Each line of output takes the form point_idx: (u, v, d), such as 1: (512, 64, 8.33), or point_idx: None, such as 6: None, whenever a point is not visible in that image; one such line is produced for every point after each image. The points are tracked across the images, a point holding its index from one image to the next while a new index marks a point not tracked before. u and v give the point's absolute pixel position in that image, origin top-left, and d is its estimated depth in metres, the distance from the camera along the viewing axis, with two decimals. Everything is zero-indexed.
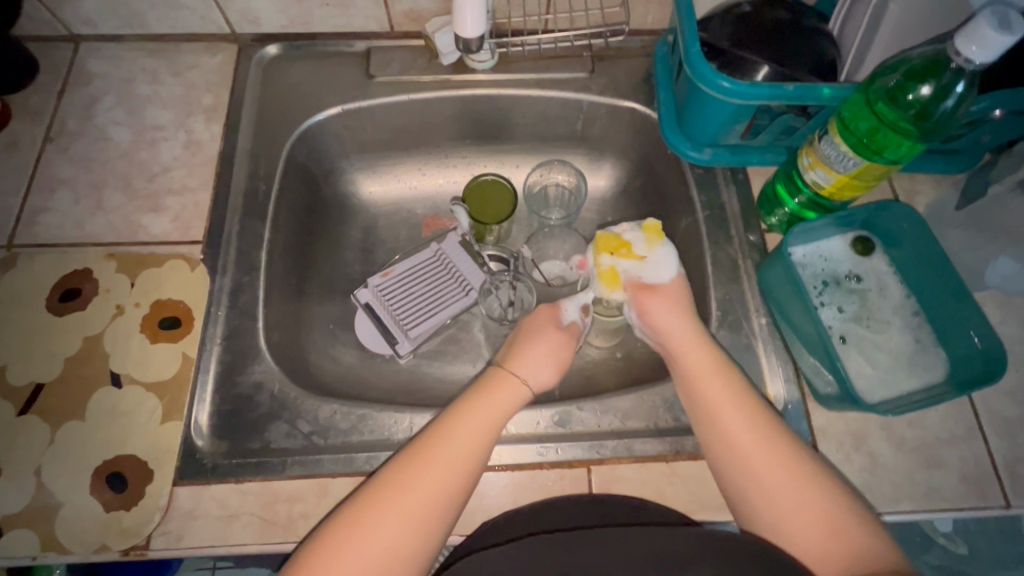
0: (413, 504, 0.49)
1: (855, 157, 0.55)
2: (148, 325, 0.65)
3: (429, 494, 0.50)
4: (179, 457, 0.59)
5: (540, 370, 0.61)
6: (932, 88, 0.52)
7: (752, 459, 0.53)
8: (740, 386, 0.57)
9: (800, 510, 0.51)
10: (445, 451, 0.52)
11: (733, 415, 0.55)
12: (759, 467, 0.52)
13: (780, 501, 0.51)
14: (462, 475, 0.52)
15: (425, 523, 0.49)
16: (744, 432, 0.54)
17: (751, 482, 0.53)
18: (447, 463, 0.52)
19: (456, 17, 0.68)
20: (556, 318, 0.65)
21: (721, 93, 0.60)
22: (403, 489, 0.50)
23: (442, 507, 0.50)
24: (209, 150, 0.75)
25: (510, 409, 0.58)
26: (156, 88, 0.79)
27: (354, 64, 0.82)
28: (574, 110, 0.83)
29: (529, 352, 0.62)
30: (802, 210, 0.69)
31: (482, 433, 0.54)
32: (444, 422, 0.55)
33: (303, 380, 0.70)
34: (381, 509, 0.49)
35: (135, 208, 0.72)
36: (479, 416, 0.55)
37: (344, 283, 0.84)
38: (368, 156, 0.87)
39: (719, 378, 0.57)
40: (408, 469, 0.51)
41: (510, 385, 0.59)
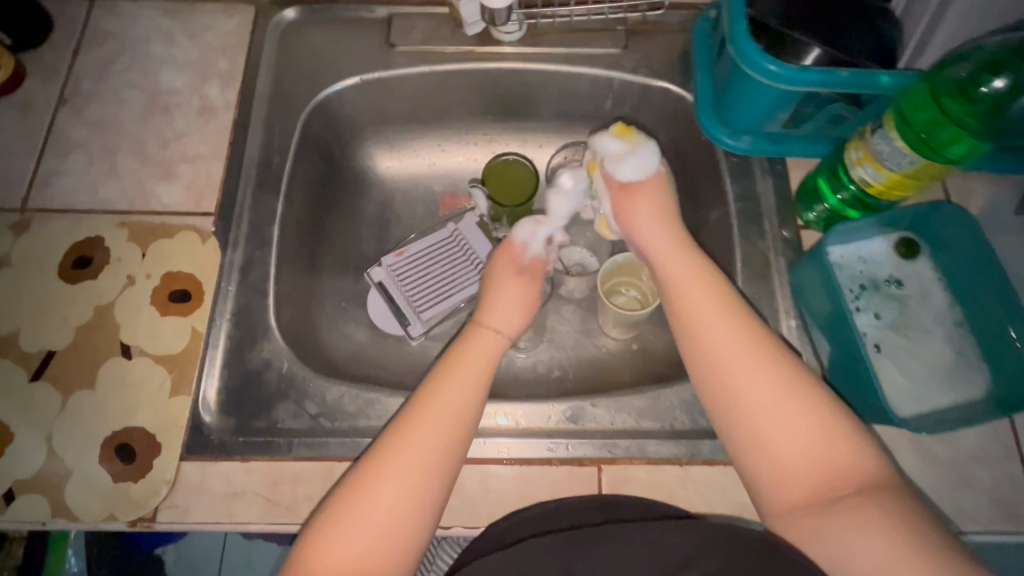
0: (405, 474, 0.48)
1: (911, 155, 0.51)
2: (159, 298, 0.64)
3: (432, 455, 0.49)
4: (186, 431, 0.59)
5: (509, 317, 0.60)
6: (1008, 82, 0.47)
7: (744, 388, 0.49)
8: (738, 309, 0.53)
9: (793, 436, 0.47)
10: (441, 411, 0.51)
11: (724, 341, 0.51)
12: (754, 387, 0.49)
13: (778, 430, 0.47)
14: (452, 434, 0.50)
15: (420, 491, 0.48)
16: (741, 357, 0.50)
17: (746, 415, 0.49)
18: (433, 433, 0.50)
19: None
20: (518, 259, 0.65)
21: (766, 77, 0.56)
22: (402, 461, 0.48)
23: (436, 474, 0.49)
24: (223, 117, 0.73)
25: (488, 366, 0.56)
26: (171, 51, 0.76)
27: (374, 32, 0.78)
28: (604, 88, 0.78)
29: (494, 302, 0.61)
30: (844, 209, 0.64)
31: (464, 396, 0.52)
32: (430, 391, 0.52)
33: (314, 359, 0.69)
34: (364, 488, 0.47)
35: (148, 175, 0.70)
36: (466, 383, 0.53)
37: (357, 260, 0.83)
38: (386, 129, 0.84)
39: (713, 298, 0.54)
40: (399, 437, 0.49)
41: (486, 338, 0.58)
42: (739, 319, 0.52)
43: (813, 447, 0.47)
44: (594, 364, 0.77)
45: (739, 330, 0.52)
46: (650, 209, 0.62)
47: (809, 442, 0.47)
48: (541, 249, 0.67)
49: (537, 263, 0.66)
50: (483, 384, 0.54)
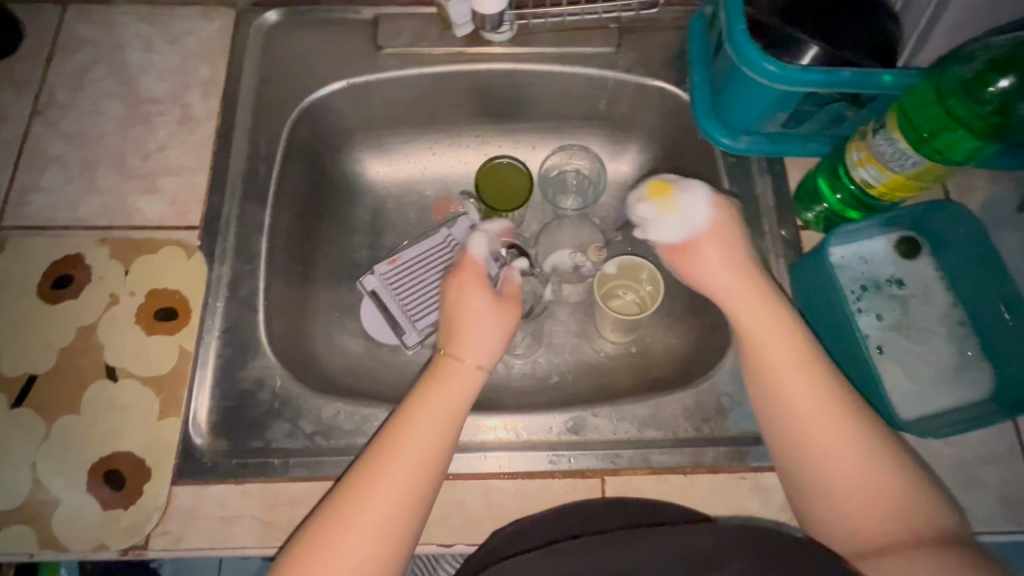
0: (374, 525, 0.45)
1: (914, 157, 0.49)
2: (144, 316, 0.62)
3: (417, 465, 0.48)
4: (178, 454, 0.57)
5: (487, 345, 0.57)
6: (1013, 81, 0.46)
7: (812, 445, 0.48)
8: (819, 373, 0.50)
9: (859, 493, 0.46)
10: (422, 420, 0.50)
11: (805, 407, 0.48)
12: (827, 450, 0.47)
13: (845, 491, 0.46)
14: (426, 479, 0.48)
15: (389, 544, 0.45)
16: (813, 420, 0.48)
17: (810, 469, 0.48)
18: (405, 477, 0.47)
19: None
20: (483, 272, 0.62)
21: (765, 78, 0.54)
22: (387, 475, 0.47)
23: (406, 522, 0.46)
24: (205, 126, 0.71)
25: (460, 403, 0.53)
26: (149, 57, 0.74)
27: (360, 34, 0.76)
28: (598, 88, 0.76)
29: (466, 330, 0.58)
30: (844, 208, 0.63)
31: (437, 437, 0.50)
32: (409, 402, 0.52)
33: (308, 374, 0.68)
34: (350, 499, 0.46)
35: (129, 188, 0.67)
36: (437, 406, 0.52)
37: (350, 268, 0.81)
38: (376, 134, 0.81)
39: (791, 358, 0.50)
40: (363, 483, 0.47)
41: (461, 367, 0.55)
42: (815, 379, 0.49)
43: (879, 503, 0.45)
44: (593, 371, 0.76)
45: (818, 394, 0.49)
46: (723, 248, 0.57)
47: (874, 493, 0.45)
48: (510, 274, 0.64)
49: (508, 283, 0.64)
50: (454, 424, 0.52)
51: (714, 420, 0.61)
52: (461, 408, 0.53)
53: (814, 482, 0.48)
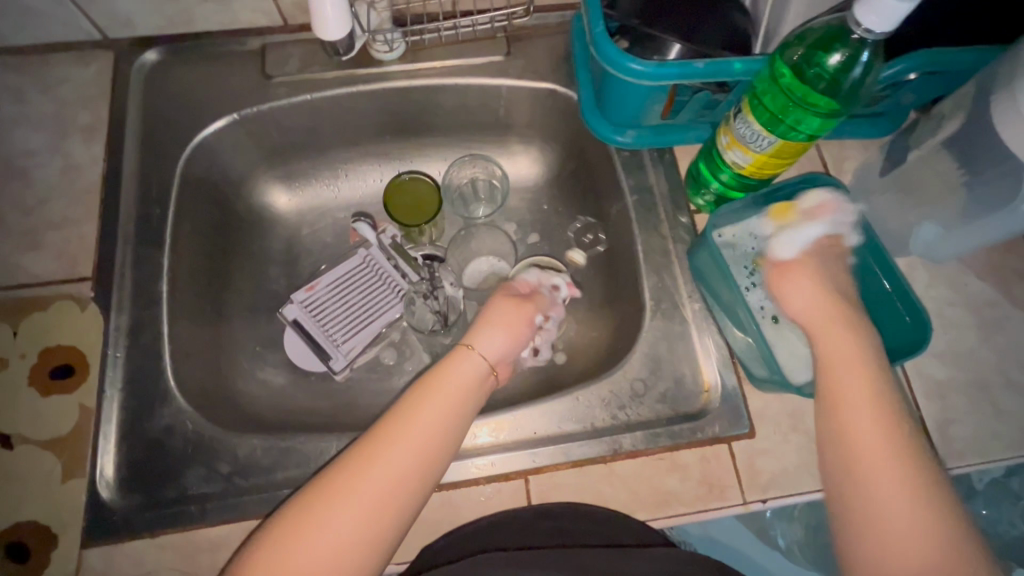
0: (376, 496, 0.47)
1: (769, 136, 0.53)
2: (38, 377, 0.60)
3: (414, 460, 0.49)
4: (85, 516, 0.55)
5: (496, 339, 0.58)
6: (840, 57, 0.50)
7: (864, 472, 0.44)
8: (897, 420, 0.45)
9: (910, 543, 0.42)
10: (426, 412, 0.51)
11: (869, 439, 0.44)
12: (880, 482, 0.43)
13: (891, 533, 0.42)
14: (432, 459, 0.50)
15: (388, 515, 0.47)
16: (874, 463, 0.44)
17: (855, 498, 0.44)
18: (410, 455, 0.49)
19: (315, 18, 0.64)
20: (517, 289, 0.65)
21: (631, 76, 0.56)
22: (382, 458, 0.48)
23: (411, 498, 0.48)
24: (90, 174, 0.68)
25: (468, 385, 0.55)
26: (24, 109, 0.71)
27: (248, 64, 0.75)
28: (493, 96, 0.78)
29: (484, 321, 0.60)
30: (728, 190, 0.66)
31: (448, 418, 0.52)
32: (418, 390, 0.53)
33: (226, 414, 0.66)
34: (359, 464, 0.48)
35: (12, 246, 0.65)
36: (450, 389, 0.53)
37: (267, 300, 0.79)
38: (279, 163, 0.81)
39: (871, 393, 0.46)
40: (373, 452, 0.48)
41: (464, 356, 0.56)
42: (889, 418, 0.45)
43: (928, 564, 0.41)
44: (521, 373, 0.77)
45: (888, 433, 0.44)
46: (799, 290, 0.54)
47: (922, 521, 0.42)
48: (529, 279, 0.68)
49: (540, 296, 0.66)
50: (467, 407, 0.54)
51: (629, 406, 0.63)
52: (471, 391, 0.55)
53: (853, 506, 0.44)
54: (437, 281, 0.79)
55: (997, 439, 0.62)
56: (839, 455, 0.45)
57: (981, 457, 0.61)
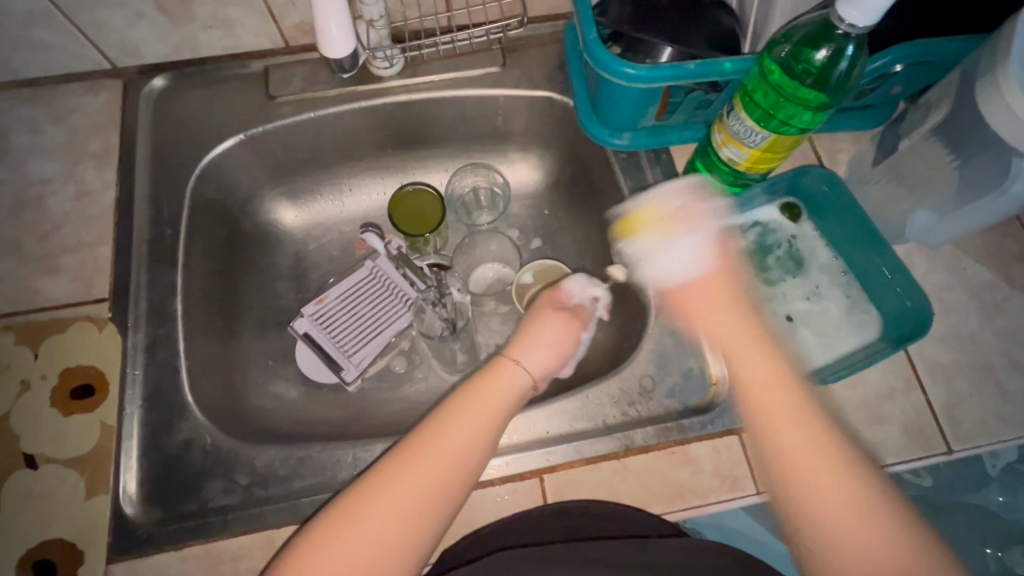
0: (416, 497, 0.47)
1: (762, 131, 0.54)
2: (59, 397, 0.61)
3: (450, 463, 0.50)
4: (109, 531, 0.56)
5: (541, 354, 0.61)
6: (826, 52, 0.52)
7: (791, 451, 0.46)
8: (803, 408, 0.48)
9: (842, 519, 0.43)
10: (466, 417, 0.53)
11: (785, 422, 0.47)
12: (797, 464, 0.46)
13: (827, 503, 0.44)
14: (470, 462, 0.51)
15: (428, 516, 0.48)
16: (796, 444, 0.46)
17: (791, 492, 0.45)
18: (448, 456, 0.50)
19: (321, 38, 0.67)
20: (561, 302, 0.68)
21: (625, 80, 0.58)
22: (418, 460, 0.49)
23: (449, 499, 0.49)
24: (103, 198, 0.70)
25: (508, 394, 0.56)
26: (37, 139, 0.73)
27: (252, 86, 0.77)
28: (491, 107, 0.80)
29: (530, 335, 0.62)
30: (726, 186, 0.68)
31: (485, 423, 0.53)
32: (458, 397, 0.55)
33: (243, 427, 0.67)
34: (402, 464, 0.49)
35: (30, 272, 0.67)
36: (488, 395, 0.55)
37: (277, 315, 0.81)
38: (285, 181, 0.83)
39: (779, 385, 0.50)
40: (415, 454, 0.50)
41: (509, 368, 0.58)
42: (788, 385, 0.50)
43: (878, 535, 0.42)
44: None
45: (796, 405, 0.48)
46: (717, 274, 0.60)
47: (849, 499, 0.44)
48: (575, 291, 0.69)
49: (582, 309, 0.68)
50: (503, 412, 0.55)
51: (639, 402, 0.64)
52: (509, 400, 0.56)
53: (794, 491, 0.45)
54: (445, 287, 0.75)
55: (1003, 420, 0.62)
56: (766, 444, 0.48)
57: (988, 438, 0.62)
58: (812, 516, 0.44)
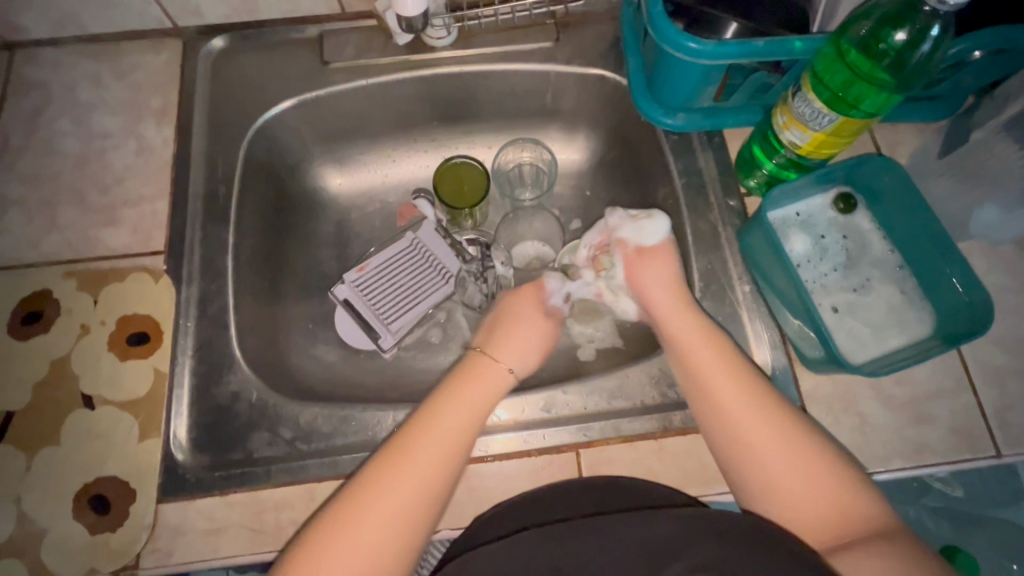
0: (395, 510, 0.47)
1: (830, 113, 0.53)
2: (117, 343, 0.63)
3: (451, 447, 0.51)
4: (160, 473, 0.59)
5: (521, 353, 0.61)
6: (907, 33, 0.50)
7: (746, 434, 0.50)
8: (748, 390, 0.52)
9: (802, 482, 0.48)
10: (460, 404, 0.54)
11: (750, 431, 0.50)
12: (756, 446, 0.50)
13: (785, 488, 0.48)
14: (446, 470, 0.50)
15: (410, 523, 0.47)
16: (750, 422, 0.51)
17: (760, 473, 0.49)
18: (429, 463, 0.50)
19: None
20: (538, 299, 0.65)
21: (688, 55, 0.57)
22: (424, 446, 0.50)
23: (429, 506, 0.49)
24: (162, 155, 0.72)
25: (486, 396, 0.56)
26: (101, 94, 0.75)
27: (306, 51, 0.78)
28: (542, 83, 0.79)
29: (510, 335, 0.62)
30: (780, 171, 0.67)
31: (463, 427, 0.53)
32: (430, 403, 0.54)
33: (285, 385, 0.69)
34: (380, 476, 0.48)
35: (91, 222, 0.69)
36: (463, 402, 0.54)
37: (319, 280, 0.82)
38: (333, 147, 0.84)
39: (726, 379, 0.53)
40: (391, 467, 0.49)
41: (488, 370, 0.58)
42: (746, 387, 0.52)
43: (831, 484, 0.48)
44: (565, 352, 0.77)
45: (762, 411, 0.51)
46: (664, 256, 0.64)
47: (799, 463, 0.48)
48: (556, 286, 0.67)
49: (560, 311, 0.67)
50: (482, 413, 0.55)
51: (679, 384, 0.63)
52: (489, 402, 0.56)
53: (771, 497, 0.49)
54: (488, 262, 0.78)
55: None
56: (738, 457, 0.51)
57: None
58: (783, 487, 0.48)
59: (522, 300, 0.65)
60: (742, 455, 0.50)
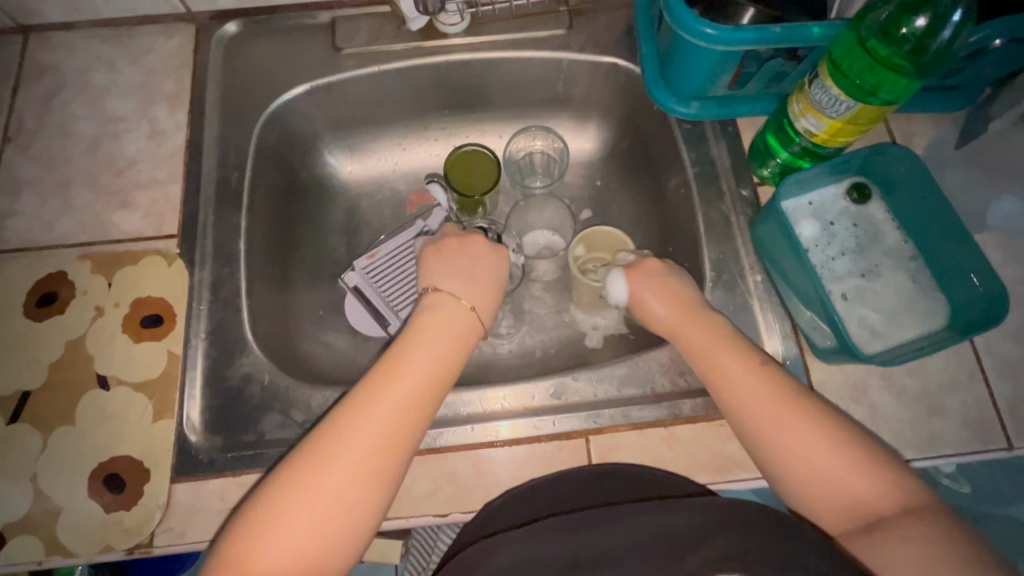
0: (371, 444, 0.47)
1: (848, 100, 0.52)
2: (130, 325, 0.64)
3: (404, 405, 0.49)
4: (173, 453, 0.59)
5: (483, 292, 0.60)
6: (928, 19, 0.50)
7: (766, 417, 0.50)
8: (769, 378, 0.52)
9: (826, 465, 0.47)
10: (418, 355, 0.52)
11: (780, 423, 0.49)
12: (777, 430, 0.49)
13: (820, 480, 0.47)
14: (416, 412, 0.50)
15: (386, 454, 0.47)
16: (767, 407, 0.50)
17: (783, 457, 0.49)
18: (399, 407, 0.49)
19: None
20: (494, 269, 0.62)
21: (704, 41, 0.56)
22: (371, 412, 0.48)
23: (404, 439, 0.48)
24: (174, 139, 0.72)
25: (452, 336, 0.55)
26: (114, 78, 0.75)
27: (319, 37, 0.78)
28: (554, 70, 0.79)
29: (468, 279, 0.60)
30: (795, 160, 0.66)
31: (434, 365, 0.52)
32: (397, 346, 0.53)
33: (296, 370, 0.70)
34: (353, 414, 0.48)
35: (105, 205, 0.69)
36: (431, 342, 0.54)
37: (329, 267, 0.82)
38: (344, 135, 0.84)
39: (743, 368, 0.53)
40: (363, 404, 0.48)
41: (452, 310, 0.57)
42: (770, 379, 0.52)
43: (854, 466, 0.46)
44: (574, 341, 0.77)
45: (779, 397, 0.51)
46: (656, 288, 0.61)
47: (822, 450, 0.47)
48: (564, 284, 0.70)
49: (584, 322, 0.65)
50: (452, 355, 0.54)
51: (689, 373, 0.63)
52: (456, 341, 0.55)
53: (798, 480, 0.48)
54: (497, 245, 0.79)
55: None
56: (762, 444, 0.50)
57: None
58: (806, 473, 0.47)
59: (481, 265, 0.61)
60: (763, 439, 0.50)
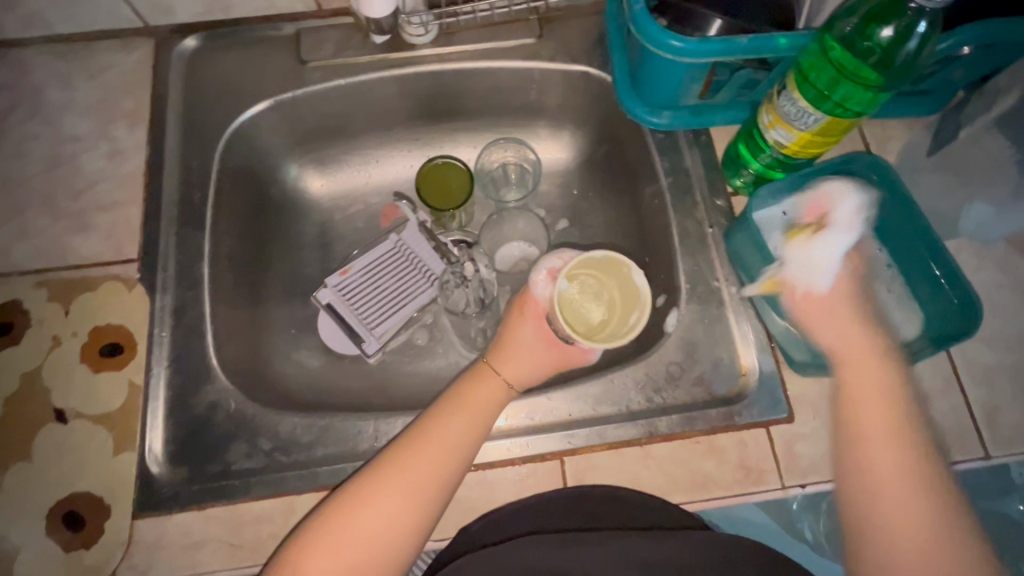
0: (395, 505, 0.50)
1: (816, 112, 0.52)
2: (89, 355, 0.62)
3: (433, 470, 0.51)
4: (135, 487, 0.57)
5: (526, 364, 0.58)
6: (893, 29, 0.49)
7: (886, 490, 0.48)
8: (917, 459, 0.48)
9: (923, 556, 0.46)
10: (449, 424, 0.54)
11: (890, 471, 0.48)
12: (895, 505, 0.47)
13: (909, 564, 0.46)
14: (442, 478, 0.51)
15: (419, 509, 0.50)
16: (900, 483, 0.48)
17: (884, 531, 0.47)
18: (427, 470, 0.51)
19: None
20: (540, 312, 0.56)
21: (671, 54, 0.55)
22: (408, 463, 0.51)
23: (431, 505, 0.51)
24: (134, 158, 0.70)
25: (488, 407, 0.56)
26: (71, 95, 0.73)
27: (283, 50, 0.76)
28: (526, 80, 0.78)
29: (513, 348, 0.58)
30: (767, 170, 0.65)
31: (467, 433, 0.54)
32: (442, 404, 0.56)
33: (266, 394, 0.68)
34: (385, 470, 0.51)
35: (62, 229, 0.67)
36: (468, 410, 0.55)
37: (300, 284, 0.80)
38: (313, 149, 0.82)
39: (893, 435, 0.49)
40: (403, 455, 0.52)
41: (491, 381, 0.57)
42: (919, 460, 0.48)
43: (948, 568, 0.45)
44: None
45: (913, 479, 0.47)
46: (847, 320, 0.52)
47: (928, 542, 0.46)
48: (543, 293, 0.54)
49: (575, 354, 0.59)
50: (483, 425, 0.55)
51: (664, 390, 0.62)
52: (488, 415, 0.56)
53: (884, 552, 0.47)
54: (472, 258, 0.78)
55: None
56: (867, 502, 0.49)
57: None
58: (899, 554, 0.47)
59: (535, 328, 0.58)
60: (877, 503, 0.48)
